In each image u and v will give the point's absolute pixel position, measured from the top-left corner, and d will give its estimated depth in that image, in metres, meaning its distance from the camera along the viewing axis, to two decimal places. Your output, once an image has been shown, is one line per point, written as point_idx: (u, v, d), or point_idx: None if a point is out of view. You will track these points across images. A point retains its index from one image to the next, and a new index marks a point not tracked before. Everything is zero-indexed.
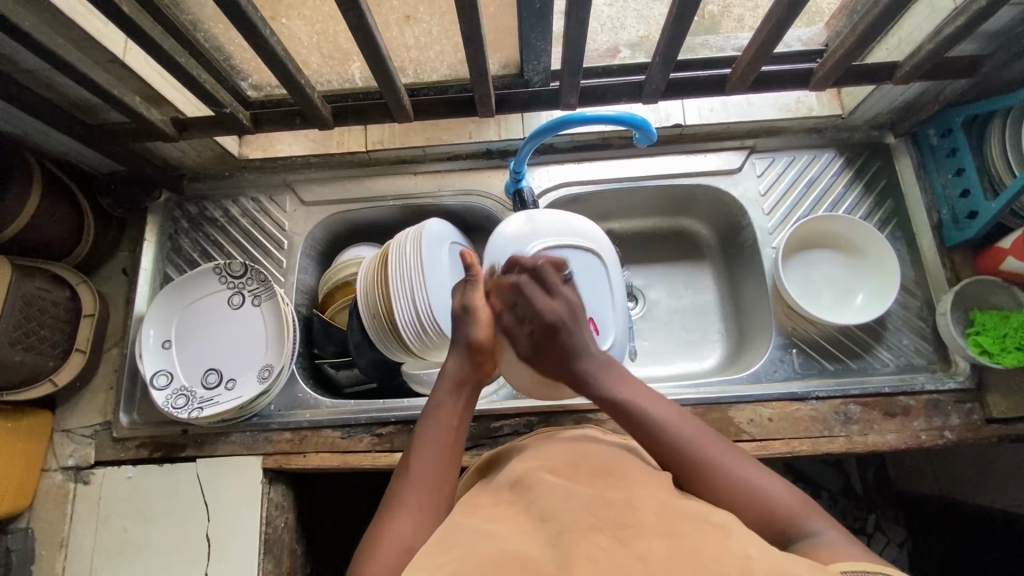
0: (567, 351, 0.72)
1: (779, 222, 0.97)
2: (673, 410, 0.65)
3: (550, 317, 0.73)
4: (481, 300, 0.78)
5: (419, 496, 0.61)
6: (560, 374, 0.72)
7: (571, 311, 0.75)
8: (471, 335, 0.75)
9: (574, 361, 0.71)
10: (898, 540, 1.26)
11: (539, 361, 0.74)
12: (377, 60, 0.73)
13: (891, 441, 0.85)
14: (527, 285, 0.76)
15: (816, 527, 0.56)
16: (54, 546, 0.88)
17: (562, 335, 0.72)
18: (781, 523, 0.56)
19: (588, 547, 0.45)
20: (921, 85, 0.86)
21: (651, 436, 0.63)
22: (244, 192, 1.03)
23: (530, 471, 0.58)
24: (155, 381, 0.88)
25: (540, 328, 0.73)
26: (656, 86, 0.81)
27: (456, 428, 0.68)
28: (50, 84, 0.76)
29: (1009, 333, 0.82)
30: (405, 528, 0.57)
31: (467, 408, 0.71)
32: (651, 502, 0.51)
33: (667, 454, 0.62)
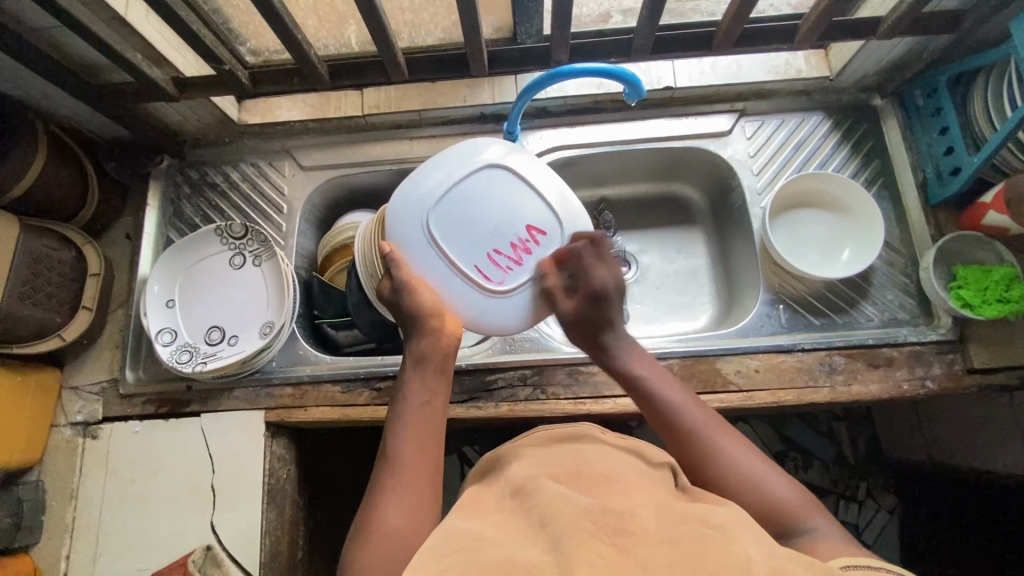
0: (602, 321, 0.76)
1: (768, 182, 0.99)
2: (690, 397, 0.70)
3: (600, 286, 0.75)
4: (411, 272, 0.72)
5: (404, 472, 0.63)
6: (584, 342, 0.77)
7: (620, 284, 0.77)
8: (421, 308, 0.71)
9: (605, 334, 0.76)
10: (888, 506, 1.30)
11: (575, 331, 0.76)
12: (372, 14, 0.74)
13: (874, 390, 0.87)
14: (586, 252, 0.74)
15: (814, 521, 0.59)
16: (64, 497, 0.91)
17: (605, 306, 0.76)
18: (779, 515, 0.60)
19: (587, 551, 0.46)
20: (905, 44, 0.88)
21: (665, 421, 0.68)
22: (244, 157, 1.05)
23: (535, 480, 0.59)
24: (161, 338, 0.91)
25: (588, 297, 0.75)
26: (644, 41, 0.82)
27: (426, 403, 0.69)
28: (55, 43, 0.78)
29: (990, 287, 0.84)
30: (396, 509, 0.60)
31: (438, 379, 0.72)
32: (649, 511, 0.52)
33: (675, 436, 0.67)
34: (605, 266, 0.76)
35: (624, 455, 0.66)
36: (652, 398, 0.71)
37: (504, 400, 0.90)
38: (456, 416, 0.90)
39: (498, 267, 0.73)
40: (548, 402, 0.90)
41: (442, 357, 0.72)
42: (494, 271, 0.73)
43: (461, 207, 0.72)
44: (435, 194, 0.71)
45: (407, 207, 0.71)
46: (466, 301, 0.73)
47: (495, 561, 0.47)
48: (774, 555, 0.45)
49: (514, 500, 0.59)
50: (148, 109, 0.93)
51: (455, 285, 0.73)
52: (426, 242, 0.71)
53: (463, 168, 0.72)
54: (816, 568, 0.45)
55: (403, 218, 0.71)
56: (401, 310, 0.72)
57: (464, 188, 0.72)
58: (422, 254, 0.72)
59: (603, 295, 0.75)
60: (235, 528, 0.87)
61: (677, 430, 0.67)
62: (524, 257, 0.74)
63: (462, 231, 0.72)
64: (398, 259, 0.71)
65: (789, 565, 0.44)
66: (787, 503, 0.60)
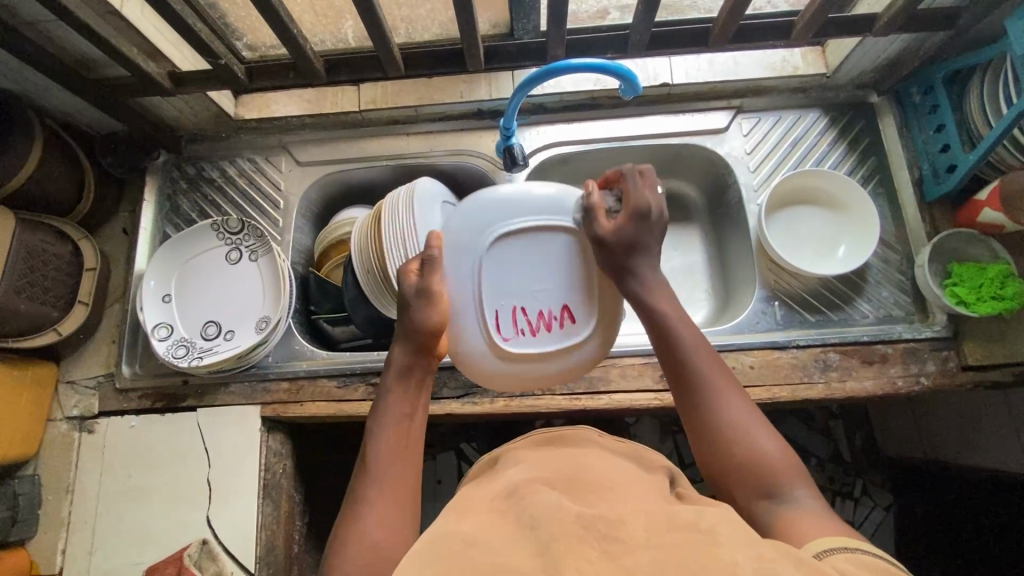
0: (637, 245, 0.69)
1: (764, 179, 0.99)
2: (703, 340, 0.67)
3: (643, 207, 0.69)
4: (439, 284, 0.72)
5: (381, 487, 0.60)
6: (605, 264, 0.71)
7: (663, 216, 0.71)
8: (420, 320, 0.69)
9: (635, 258, 0.69)
10: (884, 503, 1.31)
11: (608, 250, 0.70)
12: (368, 8, 0.73)
13: (868, 387, 0.87)
14: (631, 174, 0.72)
15: (799, 491, 0.57)
16: (60, 491, 0.91)
17: (647, 229, 0.70)
18: (767, 472, 0.58)
19: (577, 558, 0.47)
20: (901, 41, 0.89)
21: (677, 362, 0.66)
22: (240, 153, 1.05)
23: (528, 484, 0.59)
24: (157, 333, 0.91)
25: (632, 214, 0.69)
26: (640, 37, 0.82)
27: (407, 416, 0.67)
28: (51, 37, 0.78)
29: (984, 284, 0.84)
30: (376, 522, 0.57)
31: (420, 392, 0.69)
32: (641, 517, 0.52)
33: (681, 374, 0.65)
34: (653, 197, 0.71)
35: (617, 460, 0.66)
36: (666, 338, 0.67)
37: (500, 395, 0.91)
38: (452, 411, 0.90)
39: (513, 325, 0.74)
40: (544, 398, 0.90)
41: (426, 371, 0.70)
42: (509, 327, 0.74)
43: (509, 254, 0.74)
44: (496, 228, 0.73)
45: (467, 223, 0.74)
46: (470, 340, 0.74)
47: (487, 567, 0.47)
48: (763, 557, 0.45)
49: (506, 501, 0.59)
50: (145, 104, 0.94)
51: (467, 319, 0.73)
52: (464, 263, 0.73)
53: (529, 221, 0.73)
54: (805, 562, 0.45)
55: (460, 228, 0.74)
56: (409, 311, 0.70)
57: (524, 242, 0.74)
58: (457, 270, 0.73)
59: (646, 215, 0.69)
60: (231, 522, 0.87)
61: (681, 373, 0.65)
62: (541, 329, 0.74)
63: (501, 275, 0.74)
64: (436, 264, 0.72)
65: (778, 567, 0.43)
66: (776, 462, 0.59)
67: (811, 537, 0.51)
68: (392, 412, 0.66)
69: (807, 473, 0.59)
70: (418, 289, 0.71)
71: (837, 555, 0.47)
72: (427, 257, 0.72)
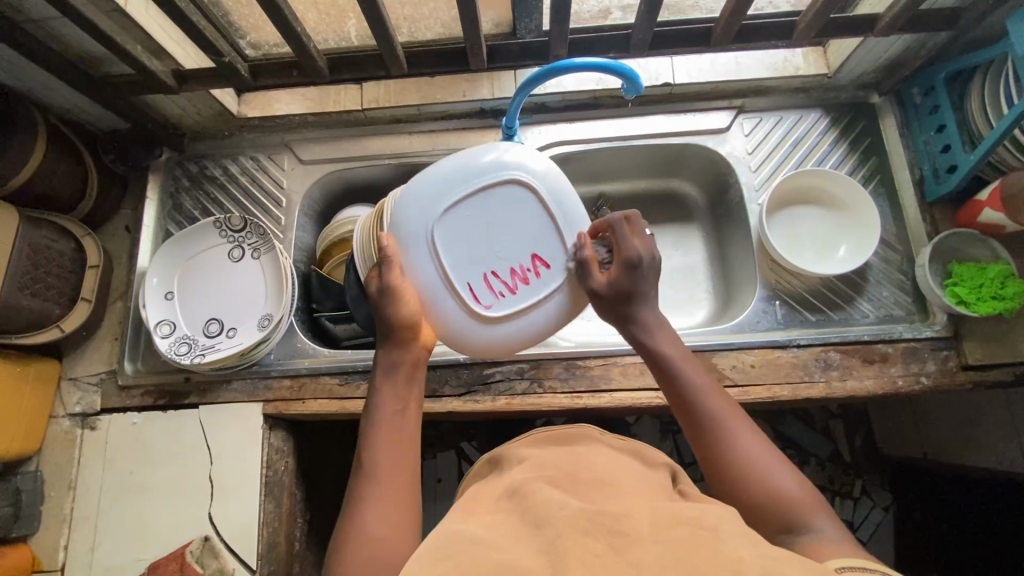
0: (632, 293, 0.71)
1: (765, 179, 0.99)
2: (709, 380, 0.68)
3: (634, 255, 0.71)
4: (402, 276, 0.71)
5: (382, 484, 0.59)
6: (607, 315, 0.73)
7: (654, 257, 0.73)
8: (396, 315, 0.69)
9: (634, 306, 0.72)
10: (884, 504, 1.31)
11: (607, 302, 0.72)
12: (372, 7, 0.74)
13: (869, 386, 0.87)
14: (618, 223, 0.73)
15: (818, 522, 0.57)
16: (62, 488, 0.91)
17: (641, 275, 0.71)
18: (787, 507, 0.58)
19: (581, 552, 0.47)
20: (902, 42, 0.89)
21: (686, 404, 0.66)
22: (243, 151, 1.05)
23: (531, 482, 0.60)
24: (159, 330, 0.91)
25: (624, 265, 0.71)
26: (642, 36, 0.82)
27: (401, 412, 0.66)
28: (56, 34, 0.79)
29: (985, 283, 0.84)
30: (372, 522, 0.56)
31: (410, 386, 0.68)
32: (645, 514, 0.53)
33: (692, 415, 0.65)
34: (642, 242, 0.73)
35: (619, 458, 0.66)
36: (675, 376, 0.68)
37: (501, 393, 0.91)
38: (454, 409, 0.90)
39: (490, 291, 0.73)
40: (545, 396, 0.90)
41: (412, 363, 0.69)
42: (485, 294, 0.73)
43: (470, 219, 0.72)
44: (449, 199, 0.72)
45: (418, 205, 0.72)
46: (449, 321, 0.73)
47: (492, 565, 0.47)
48: (766, 556, 0.45)
49: (509, 499, 0.59)
50: (148, 102, 0.94)
51: (440, 298, 0.72)
52: (425, 243, 0.72)
53: (479, 182, 0.72)
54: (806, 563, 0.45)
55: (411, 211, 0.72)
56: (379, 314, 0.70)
57: (483, 207, 0.73)
58: (420, 253, 0.72)
59: (638, 263, 0.71)
60: (233, 519, 0.88)
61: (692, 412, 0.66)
62: (518, 286, 0.74)
63: (466, 245, 0.72)
64: (393, 258, 0.71)
65: (781, 566, 0.44)
66: (796, 497, 0.58)
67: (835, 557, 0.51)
68: (386, 409, 0.66)
69: (825, 501, 0.59)
70: (382, 287, 0.70)
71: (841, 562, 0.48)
72: (384, 255, 0.70)
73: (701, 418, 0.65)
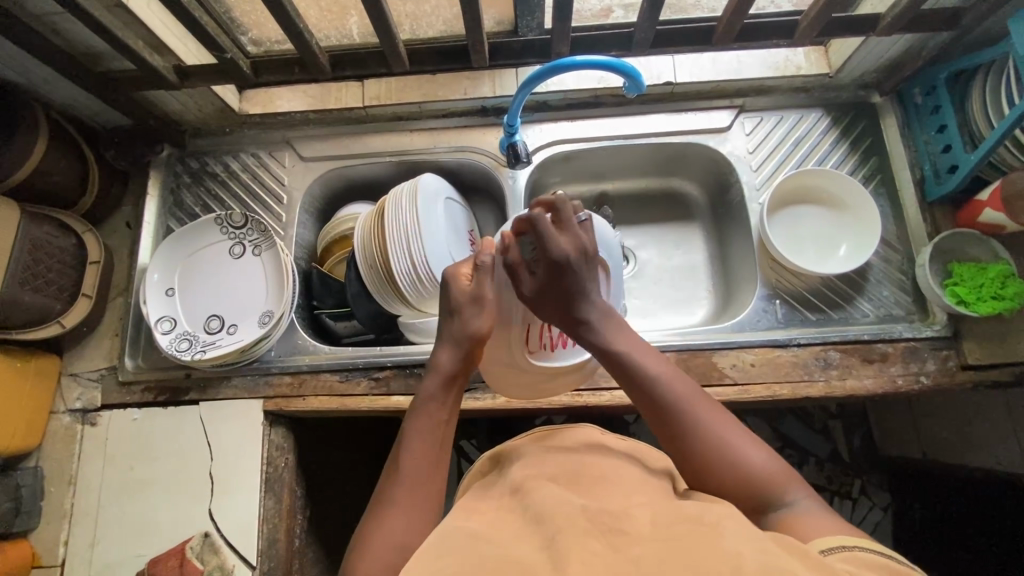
0: (570, 293, 0.69)
1: (766, 178, 0.99)
2: (669, 367, 0.69)
3: (561, 255, 0.68)
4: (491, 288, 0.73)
5: (411, 490, 0.63)
6: (555, 317, 0.71)
7: (581, 253, 0.70)
8: (469, 327, 0.71)
9: (576, 305, 0.70)
10: (883, 504, 1.32)
11: (542, 305, 0.71)
12: (374, 3, 0.74)
13: (869, 385, 0.88)
14: (537, 220, 0.69)
15: (794, 497, 0.60)
16: (62, 483, 0.91)
17: (570, 274, 0.69)
18: (759, 485, 0.60)
19: (581, 549, 0.47)
20: (904, 42, 0.89)
21: (644, 389, 0.67)
22: (244, 148, 1.05)
23: (532, 480, 0.60)
24: (160, 326, 0.91)
25: (550, 266, 0.69)
26: (644, 35, 0.82)
27: (442, 422, 0.69)
28: (57, 29, 0.78)
29: (985, 283, 0.85)
30: (398, 524, 0.60)
31: (454, 398, 0.71)
32: (645, 511, 0.53)
33: (655, 407, 0.66)
34: (569, 234, 0.70)
35: (619, 454, 0.66)
36: (634, 372, 0.68)
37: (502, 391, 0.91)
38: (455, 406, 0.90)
39: (540, 338, 0.78)
40: (546, 394, 0.91)
41: (463, 375, 0.72)
42: (534, 339, 0.78)
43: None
44: None
45: (527, 237, 0.73)
46: (494, 344, 0.78)
47: (492, 562, 0.47)
48: (765, 551, 0.45)
49: (509, 495, 0.59)
50: (149, 98, 0.94)
51: (504, 326, 0.76)
52: (509, 271, 0.75)
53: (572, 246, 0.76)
54: (806, 561, 0.45)
55: (517, 239, 0.74)
56: (457, 312, 0.72)
57: None
58: (503, 276, 0.75)
59: (564, 264, 0.69)
60: (233, 515, 0.88)
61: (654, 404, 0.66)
62: (559, 346, 0.79)
63: (537, 296, 0.75)
64: (490, 270, 0.73)
65: (781, 562, 0.44)
66: (769, 476, 0.60)
67: (818, 535, 0.54)
68: (426, 416, 0.69)
69: (800, 476, 0.61)
70: (473, 292, 0.72)
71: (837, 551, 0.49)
72: (484, 261, 0.72)
73: (660, 400, 0.66)
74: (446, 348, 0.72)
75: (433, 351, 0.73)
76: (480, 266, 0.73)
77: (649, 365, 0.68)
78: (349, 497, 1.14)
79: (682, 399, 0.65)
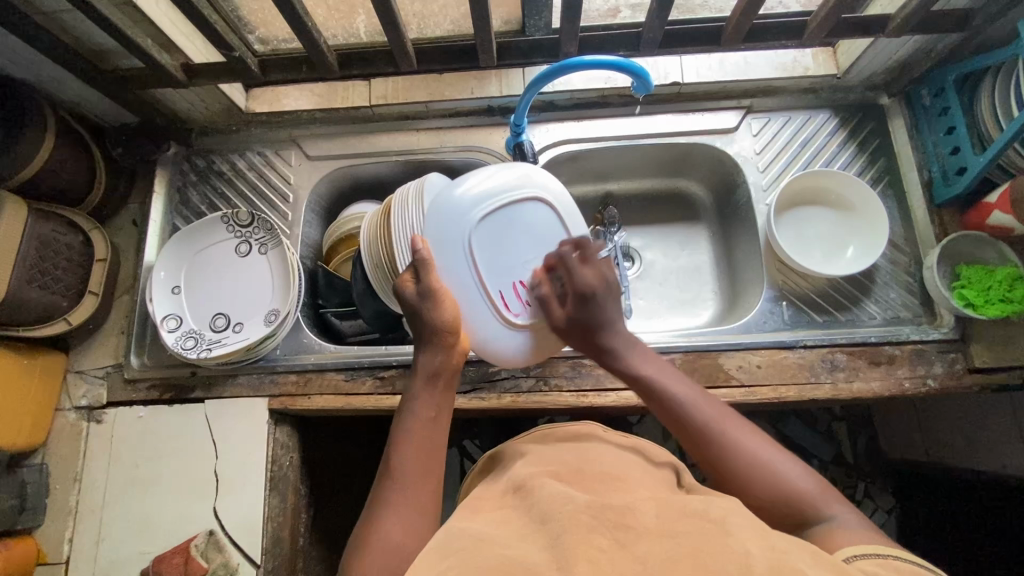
0: (591, 323, 0.77)
1: (774, 179, 0.99)
2: (696, 390, 0.70)
3: (587, 287, 0.77)
4: (436, 279, 0.75)
5: (409, 490, 0.63)
6: (582, 346, 0.78)
7: (606, 284, 0.79)
8: (436, 323, 0.73)
9: (601, 337, 0.76)
10: (886, 506, 1.32)
11: (570, 333, 0.78)
12: (383, 2, 0.74)
13: (876, 388, 0.87)
14: (569, 257, 0.79)
15: (834, 512, 0.59)
16: (68, 481, 0.91)
17: (594, 305, 0.77)
18: (798, 502, 0.60)
19: (587, 546, 0.47)
20: (913, 43, 0.89)
21: (677, 415, 0.68)
22: (250, 146, 1.05)
23: (537, 478, 0.60)
24: (166, 324, 0.91)
25: (577, 297, 0.77)
26: (652, 35, 0.82)
27: (434, 420, 0.70)
28: (67, 27, 0.79)
29: (993, 286, 0.84)
30: (393, 526, 0.60)
31: (444, 396, 0.73)
32: (651, 508, 0.53)
33: (687, 430, 0.67)
34: (594, 269, 0.79)
35: (626, 454, 0.66)
36: (665, 397, 0.70)
37: (507, 391, 0.90)
38: (460, 406, 0.90)
39: (518, 299, 0.81)
40: (551, 394, 0.90)
41: (450, 374, 0.73)
42: (513, 303, 0.81)
43: (498, 228, 0.80)
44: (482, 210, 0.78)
45: (450, 216, 0.77)
46: (480, 326, 0.79)
47: (498, 559, 0.47)
48: (773, 548, 0.45)
49: (515, 493, 0.59)
50: (157, 96, 0.94)
51: (473, 303, 0.78)
52: (460, 249, 0.77)
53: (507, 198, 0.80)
54: (815, 559, 0.45)
55: (441, 224, 0.77)
56: (418, 315, 0.73)
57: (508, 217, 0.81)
58: (453, 259, 0.77)
59: (590, 296, 0.77)
60: (238, 514, 0.88)
61: (685, 427, 0.67)
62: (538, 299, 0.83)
63: (492, 255, 0.79)
64: (431, 262, 0.75)
65: (789, 559, 0.44)
66: (806, 491, 0.60)
67: (850, 543, 0.54)
68: (418, 415, 0.70)
69: (835, 489, 0.61)
70: (422, 289, 0.73)
71: (867, 560, 0.49)
72: (419, 259, 0.74)
73: (693, 428, 0.67)
74: (423, 349, 0.73)
75: (415, 354, 0.74)
76: (417, 265, 0.75)
77: (674, 390, 0.70)
78: (353, 496, 1.14)
79: (712, 420, 0.66)
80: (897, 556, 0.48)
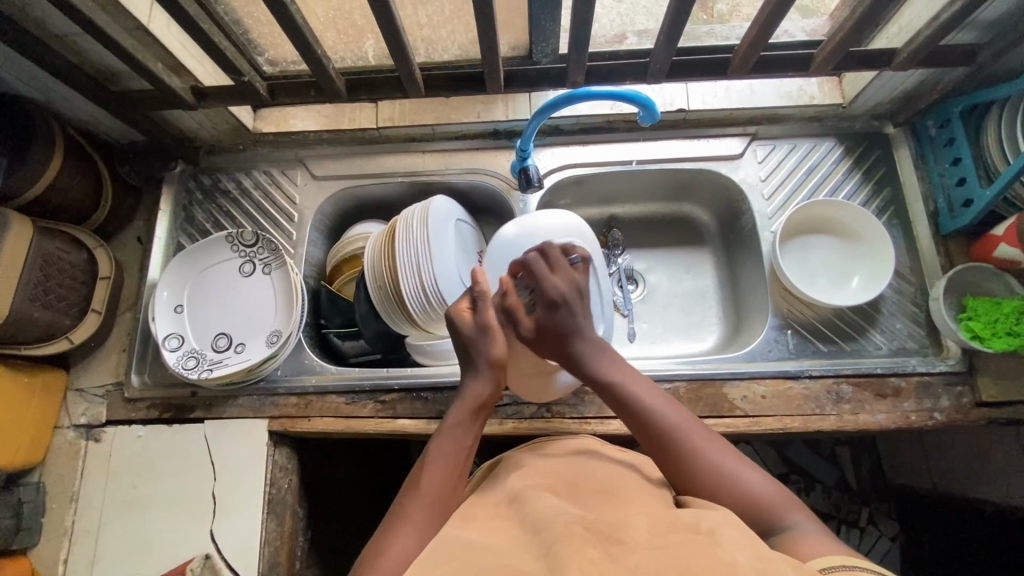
0: (561, 330, 0.74)
1: (779, 207, 0.99)
2: (660, 394, 0.70)
3: (553, 295, 0.75)
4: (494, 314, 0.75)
5: (426, 507, 0.63)
6: (552, 352, 0.75)
7: (576, 289, 0.76)
8: (490, 353, 0.73)
9: (571, 343, 0.74)
10: (891, 533, 1.27)
11: (539, 342, 0.76)
12: (392, 29, 0.74)
13: (881, 420, 0.86)
14: (536, 261, 0.77)
15: (795, 518, 0.59)
16: (64, 500, 0.90)
17: (563, 314, 0.74)
18: (760, 511, 0.60)
19: (579, 556, 0.46)
20: (919, 76, 0.89)
21: (642, 421, 0.68)
22: (256, 165, 1.06)
23: (530, 490, 0.59)
24: (167, 343, 0.91)
25: (545, 305, 0.75)
26: (660, 65, 0.83)
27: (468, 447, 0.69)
28: (78, 49, 0.80)
29: (1000, 319, 0.83)
30: (411, 543, 0.59)
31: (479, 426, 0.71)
32: (644, 519, 0.52)
33: (650, 433, 0.67)
34: (559, 277, 0.77)
35: (629, 475, 0.65)
36: (629, 401, 0.69)
37: (508, 417, 0.90)
38: None
39: None
40: (553, 421, 0.89)
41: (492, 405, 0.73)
42: None
43: None
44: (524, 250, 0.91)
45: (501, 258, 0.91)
46: None
47: (492, 571, 0.47)
48: (763, 559, 0.45)
49: (509, 508, 0.58)
50: (166, 116, 0.95)
51: None
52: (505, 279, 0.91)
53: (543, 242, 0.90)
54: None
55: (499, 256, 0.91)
56: (472, 347, 0.73)
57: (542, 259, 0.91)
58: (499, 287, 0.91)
59: (558, 304, 0.74)
60: (235, 536, 0.87)
61: (646, 429, 0.67)
62: None
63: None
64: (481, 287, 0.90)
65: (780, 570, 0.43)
66: (766, 498, 0.60)
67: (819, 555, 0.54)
68: (454, 437, 0.69)
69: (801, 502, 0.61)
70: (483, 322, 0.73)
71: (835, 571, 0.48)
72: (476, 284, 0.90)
73: (657, 432, 0.66)
74: (472, 372, 0.73)
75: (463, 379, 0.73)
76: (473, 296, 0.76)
77: (636, 392, 0.69)
78: (350, 519, 1.12)
79: (672, 422, 0.66)
80: (861, 566, 0.49)
